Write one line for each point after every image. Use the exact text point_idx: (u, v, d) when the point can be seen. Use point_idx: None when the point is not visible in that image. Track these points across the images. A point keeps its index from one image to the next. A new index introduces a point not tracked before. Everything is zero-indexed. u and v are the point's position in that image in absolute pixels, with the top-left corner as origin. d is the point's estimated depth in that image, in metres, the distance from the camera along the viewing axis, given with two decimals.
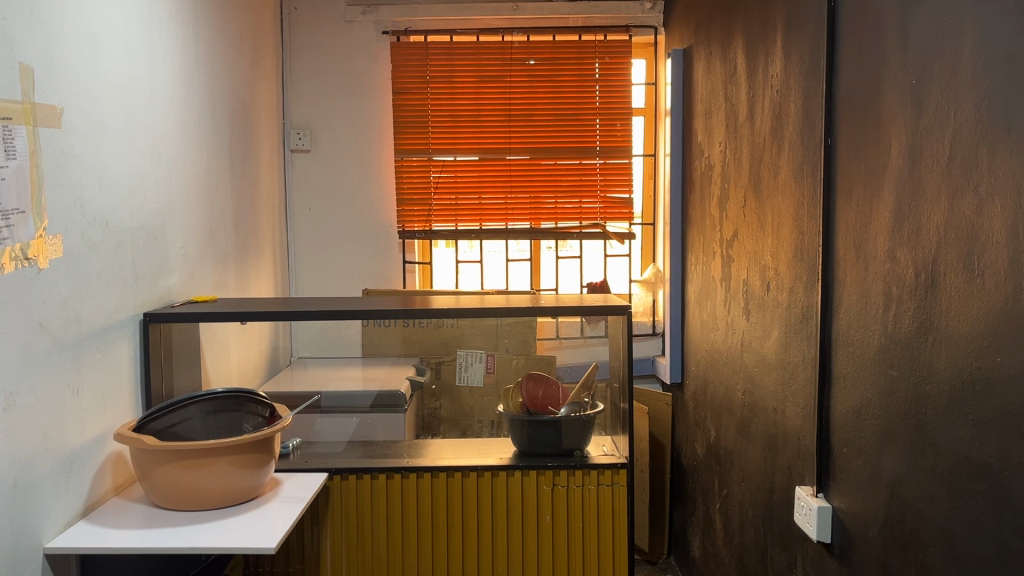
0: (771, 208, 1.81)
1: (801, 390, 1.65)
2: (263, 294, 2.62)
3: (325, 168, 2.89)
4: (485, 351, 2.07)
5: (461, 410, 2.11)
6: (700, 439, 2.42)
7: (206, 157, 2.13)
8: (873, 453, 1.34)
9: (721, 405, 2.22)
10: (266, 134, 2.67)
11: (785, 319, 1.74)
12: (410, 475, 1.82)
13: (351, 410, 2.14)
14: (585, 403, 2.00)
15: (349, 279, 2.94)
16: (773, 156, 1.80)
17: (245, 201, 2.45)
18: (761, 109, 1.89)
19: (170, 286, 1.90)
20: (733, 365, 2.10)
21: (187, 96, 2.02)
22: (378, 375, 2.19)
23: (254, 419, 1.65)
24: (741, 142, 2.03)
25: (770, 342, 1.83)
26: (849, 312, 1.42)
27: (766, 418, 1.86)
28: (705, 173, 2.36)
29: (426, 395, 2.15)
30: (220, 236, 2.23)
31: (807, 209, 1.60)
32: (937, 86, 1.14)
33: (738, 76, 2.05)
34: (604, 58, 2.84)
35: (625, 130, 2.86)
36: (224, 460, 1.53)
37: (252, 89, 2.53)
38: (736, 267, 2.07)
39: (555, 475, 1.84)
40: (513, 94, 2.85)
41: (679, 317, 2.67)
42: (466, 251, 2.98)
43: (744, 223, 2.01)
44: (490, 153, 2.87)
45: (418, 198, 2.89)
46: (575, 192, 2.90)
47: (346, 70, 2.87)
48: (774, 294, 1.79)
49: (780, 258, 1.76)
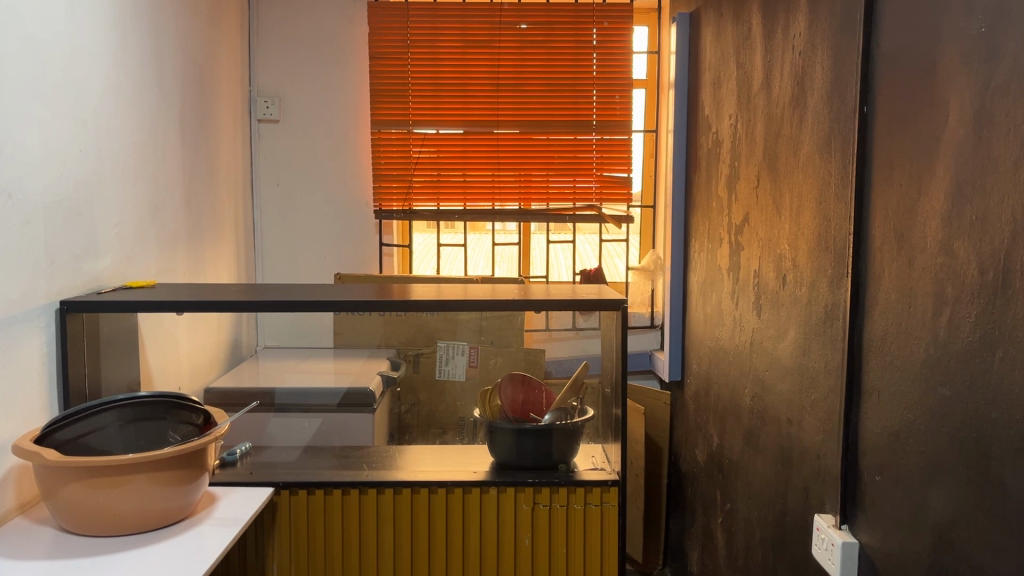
0: (789, 189, 1.57)
1: (823, 401, 1.41)
2: (223, 277, 2.38)
3: (295, 140, 2.64)
4: (469, 343, 1.82)
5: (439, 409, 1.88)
6: (701, 444, 2.20)
7: (149, 124, 1.89)
8: (914, 486, 1.11)
9: (725, 410, 1.99)
10: (227, 100, 2.42)
11: (803, 318, 1.50)
12: (370, 490, 1.59)
13: (313, 408, 1.90)
14: (572, 409, 1.75)
15: (321, 264, 2.69)
16: (793, 129, 1.56)
17: (200, 176, 2.21)
18: (779, 75, 1.64)
19: (98, 270, 1.66)
20: (741, 366, 1.87)
21: (124, 54, 1.77)
22: (350, 368, 1.99)
23: (181, 427, 1.41)
24: (754, 115, 1.79)
25: (786, 344, 1.60)
26: (885, 314, 1.18)
27: (778, 428, 1.63)
28: (712, 151, 2.12)
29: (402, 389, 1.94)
30: (167, 213, 1.99)
31: (835, 190, 1.36)
32: (1015, 33, 0.90)
33: (753, 40, 1.80)
34: (603, 23, 2.58)
35: (623, 104, 2.62)
36: (145, 475, 1.30)
37: (210, 50, 2.28)
38: (745, 256, 1.84)
39: (536, 493, 1.61)
40: (502, 61, 2.59)
41: (680, 308, 2.43)
42: (449, 237, 2.74)
43: (757, 207, 1.77)
44: (477, 126, 2.62)
45: (397, 173, 2.63)
46: (568, 171, 2.66)
47: (319, 34, 2.61)
48: (791, 287, 1.56)
49: (800, 247, 1.52)
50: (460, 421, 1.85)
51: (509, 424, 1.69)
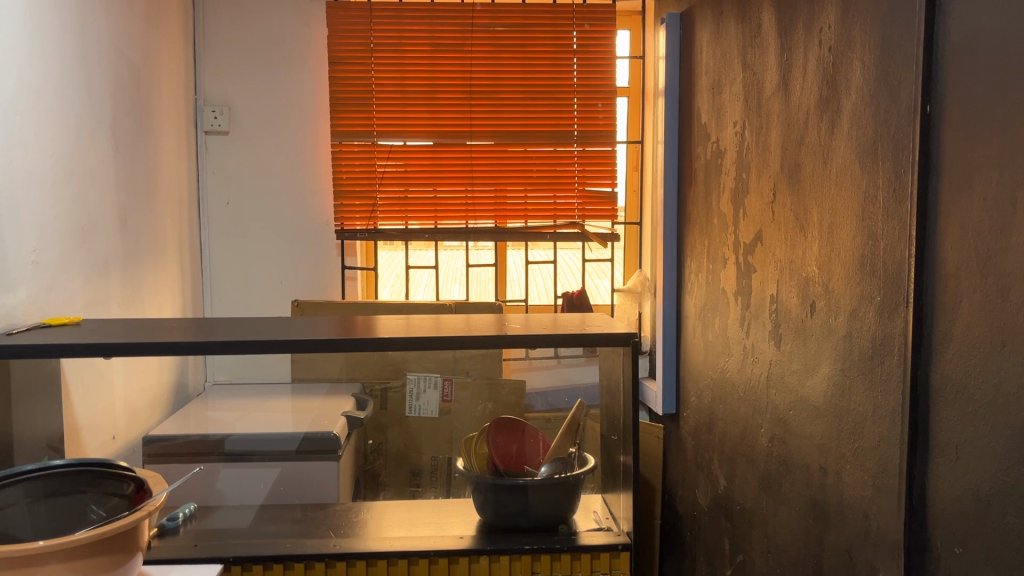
0: (817, 204, 1.38)
1: (871, 452, 1.21)
2: (165, 308, 2.12)
3: (247, 154, 2.39)
4: (442, 374, 1.54)
5: (411, 444, 1.60)
6: (703, 486, 1.99)
7: (74, 134, 1.63)
8: (1013, 567, 0.91)
9: (735, 449, 1.79)
10: (168, 109, 2.16)
11: (839, 352, 1.31)
12: (337, 563, 1.40)
13: (272, 455, 1.58)
14: (571, 459, 1.53)
15: (277, 290, 2.45)
16: (821, 135, 1.36)
17: (138, 194, 1.95)
18: (800, 76, 1.45)
19: (9, 305, 1.39)
20: (756, 403, 1.67)
21: (43, 52, 1.52)
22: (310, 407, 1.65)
23: (108, 500, 1.14)
24: (767, 121, 1.60)
25: (816, 381, 1.40)
26: (964, 353, 0.99)
27: (808, 476, 1.42)
28: (712, 162, 1.93)
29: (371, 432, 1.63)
30: (97, 236, 1.73)
31: (884, 205, 1.17)
32: None
33: (765, 37, 1.61)
34: (583, 26, 2.38)
35: (606, 112, 2.42)
36: (57, 565, 1.03)
37: (147, 51, 2.02)
38: (759, 278, 1.64)
39: (533, 561, 1.42)
40: (475, 66, 2.38)
41: (674, 334, 2.23)
42: (417, 256, 2.51)
43: (772, 225, 1.58)
44: (447, 137, 2.40)
45: (361, 190, 2.40)
46: (548, 185, 2.45)
47: (272, 36, 2.37)
48: (823, 315, 1.36)
49: (834, 270, 1.32)
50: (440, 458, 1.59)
51: (492, 479, 1.46)
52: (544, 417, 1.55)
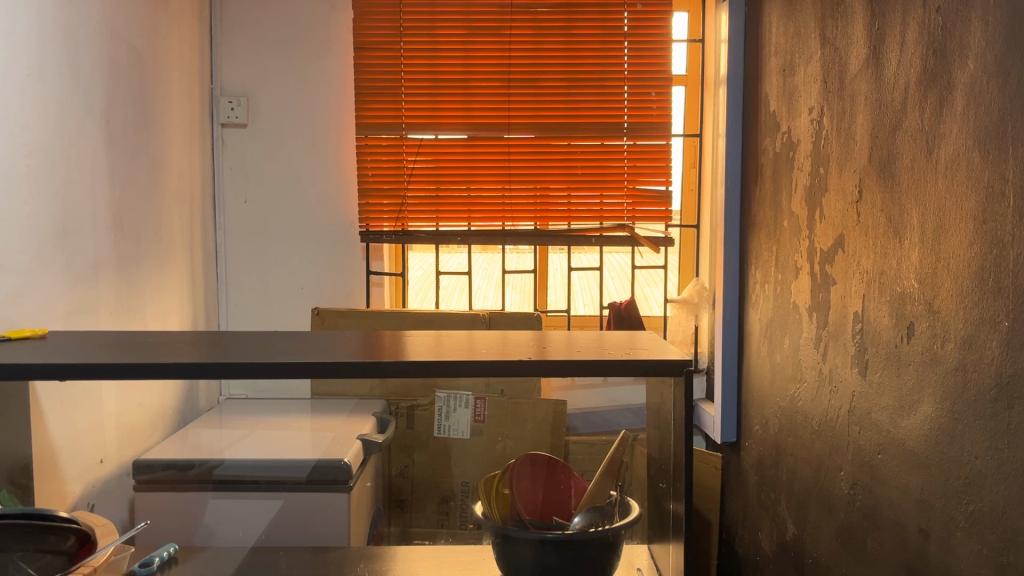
0: (916, 202, 1.12)
1: (992, 519, 0.95)
2: (171, 317, 1.94)
3: (263, 148, 2.21)
4: (473, 394, 1.29)
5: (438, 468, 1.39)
6: (767, 530, 1.73)
7: (54, 120, 1.45)
8: None
9: (806, 491, 1.53)
10: (178, 97, 1.98)
11: (944, 386, 1.05)
12: None
13: (278, 485, 1.38)
14: (609, 509, 1.24)
15: (297, 297, 2.26)
16: (925, 118, 1.10)
17: (138, 189, 1.77)
18: (896, 46, 1.19)
19: None
20: (834, 438, 1.41)
21: (16, 25, 1.33)
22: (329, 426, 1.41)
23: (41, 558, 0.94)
24: (852, 105, 1.33)
25: (913, 421, 1.14)
26: None
27: (900, 537, 1.16)
28: (782, 156, 1.66)
29: (391, 451, 1.43)
30: (84, 236, 1.55)
31: (1015, 203, 0.90)
32: None
33: (850, 5, 1.35)
34: (635, 6, 2.12)
35: (660, 102, 2.17)
36: None
37: (153, 34, 1.85)
38: (839, 291, 1.38)
39: None
40: (514, 53, 2.15)
41: (735, 352, 1.97)
42: (449, 260, 2.28)
43: (856, 227, 1.32)
44: (483, 131, 2.19)
45: (388, 188, 2.20)
46: (595, 184, 2.21)
47: (295, 20, 2.18)
48: (924, 339, 1.10)
49: (940, 286, 1.06)
50: (466, 494, 1.36)
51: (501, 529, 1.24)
52: (586, 445, 1.32)
